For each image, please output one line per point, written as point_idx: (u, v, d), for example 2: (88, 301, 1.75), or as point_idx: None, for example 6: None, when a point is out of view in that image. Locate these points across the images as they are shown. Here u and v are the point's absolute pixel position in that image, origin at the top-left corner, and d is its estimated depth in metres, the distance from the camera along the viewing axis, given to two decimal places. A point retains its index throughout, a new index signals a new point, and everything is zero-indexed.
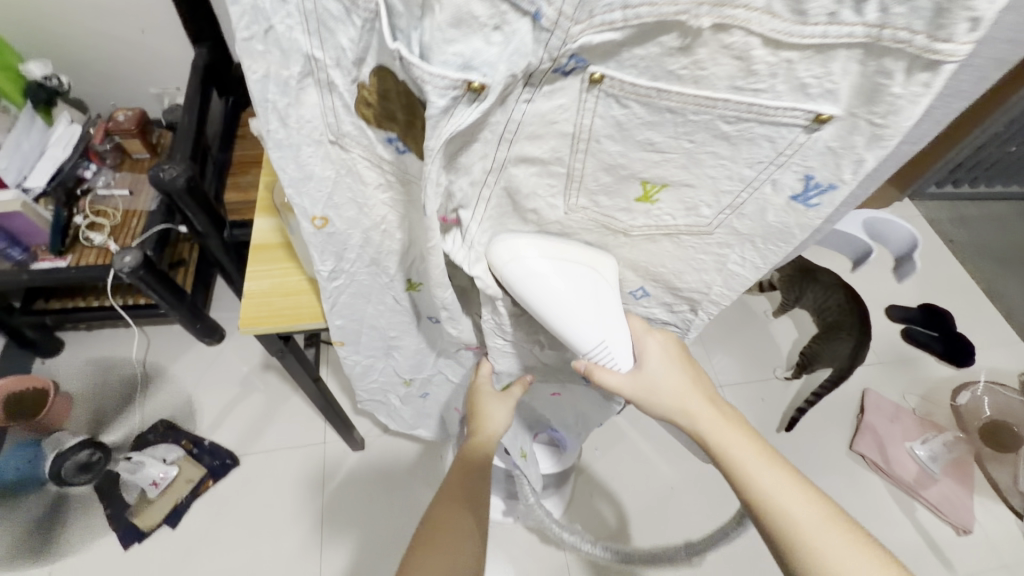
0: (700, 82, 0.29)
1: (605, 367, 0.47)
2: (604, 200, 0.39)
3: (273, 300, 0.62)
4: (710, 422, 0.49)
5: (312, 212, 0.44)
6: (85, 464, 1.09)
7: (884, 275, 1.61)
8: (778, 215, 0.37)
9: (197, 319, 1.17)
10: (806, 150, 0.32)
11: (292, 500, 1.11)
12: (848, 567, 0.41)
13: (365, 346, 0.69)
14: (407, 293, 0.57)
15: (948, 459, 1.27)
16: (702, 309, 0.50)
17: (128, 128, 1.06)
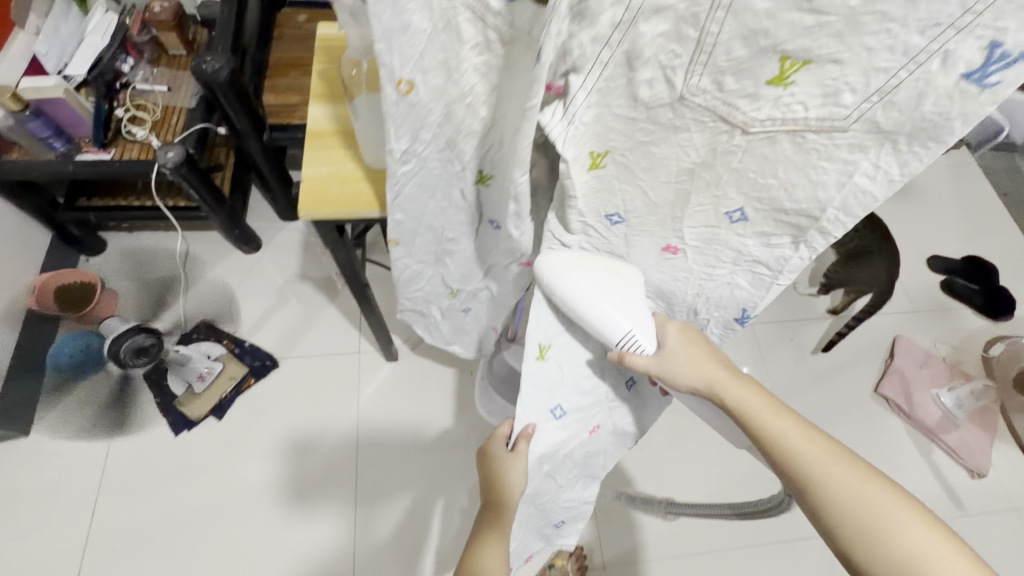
0: None
1: (633, 351, 0.54)
2: (731, 83, 0.37)
3: (331, 188, 0.61)
4: (734, 393, 0.52)
5: (399, 75, 0.42)
6: (142, 348, 1.10)
7: (929, 224, 1.56)
8: (939, 100, 0.34)
9: (235, 225, 1.19)
10: (1001, 6, 0.29)
11: (329, 402, 1.16)
12: (881, 514, 0.45)
13: (418, 251, 0.67)
14: (476, 187, 0.56)
15: (974, 407, 1.27)
16: (805, 241, 0.48)
17: (164, 19, 1.04)
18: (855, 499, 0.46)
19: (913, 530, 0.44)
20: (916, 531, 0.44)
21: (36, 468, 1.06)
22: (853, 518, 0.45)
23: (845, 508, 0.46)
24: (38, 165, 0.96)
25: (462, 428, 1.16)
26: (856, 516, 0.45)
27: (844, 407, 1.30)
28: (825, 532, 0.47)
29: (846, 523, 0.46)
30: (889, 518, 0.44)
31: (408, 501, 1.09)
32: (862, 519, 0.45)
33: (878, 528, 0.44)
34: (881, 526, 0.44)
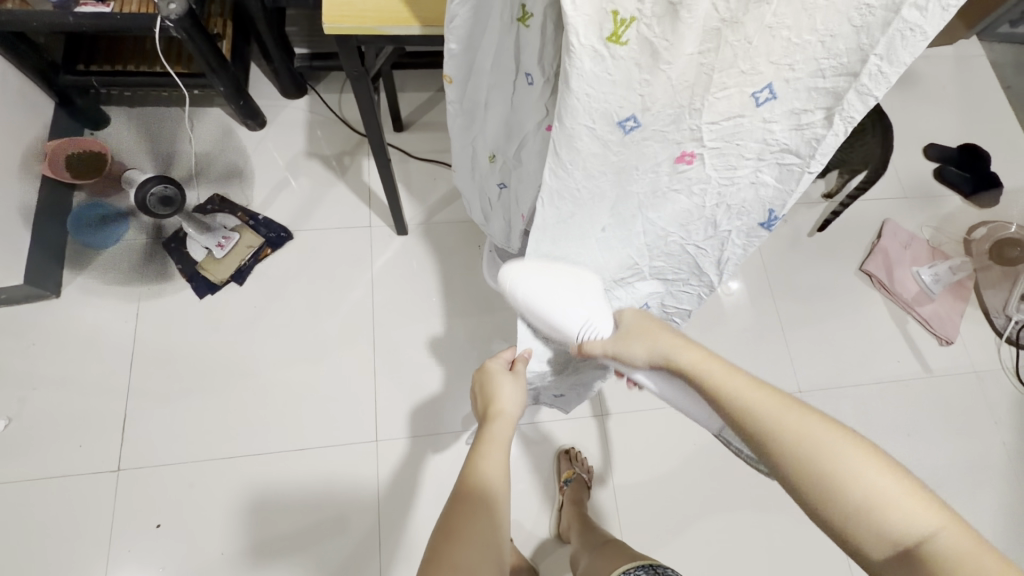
0: None
1: (591, 339, 0.66)
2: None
3: (353, 2, 0.63)
4: (728, 379, 0.55)
5: None
6: (166, 198, 1.18)
7: (929, 114, 1.57)
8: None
9: (240, 96, 1.18)
10: None
11: (343, 272, 1.22)
12: (881, 495, 0.45)
13: (466, 95, 0.68)
14: (517, 26, 0.54)
15: (951, 281, 1.35)
16: (838, 114, 0.49)
17: None
18: (829, 464, 0.47)
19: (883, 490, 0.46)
20: (870, 469, 0.46)
21: (72, 326, 1.13)
22: (832, 487, 0.47)
23: (806, 451, 0.48)
24: (38, 15, 0.95)
25: (471, 297, 1.23)
26: (811, 448, 0.48)
27: (829, 283, 1.38)
28: (796, 492, 0.49)
29: (823, 493, 0.47)
30: (848, 466, 0.47)
31: (420, 360, 1.17)
32: (825, 472, 0.47)
33: (837, 475, 0.47)
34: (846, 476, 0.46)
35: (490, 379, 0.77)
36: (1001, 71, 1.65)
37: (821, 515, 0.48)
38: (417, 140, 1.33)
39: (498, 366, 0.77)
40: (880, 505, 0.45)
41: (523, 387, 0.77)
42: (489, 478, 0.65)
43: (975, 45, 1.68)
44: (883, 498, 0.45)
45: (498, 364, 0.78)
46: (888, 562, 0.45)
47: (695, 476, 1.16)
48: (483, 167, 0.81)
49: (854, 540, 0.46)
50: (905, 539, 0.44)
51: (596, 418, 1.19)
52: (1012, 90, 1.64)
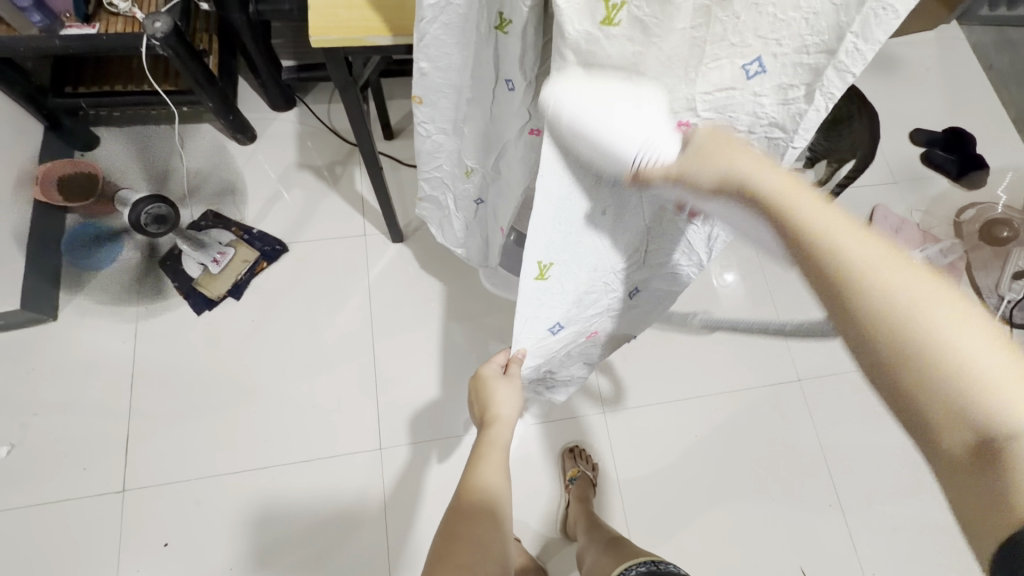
0: None
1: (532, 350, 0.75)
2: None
3: (338, 13, 0.63)
4: (772, 178, 0.43)
5: None
6: (159, 216, 1.15)
7: (914, 99, 1.59)
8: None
9: (229, 110, 1.18)
10: None
11: (340, 282, 1.22)
12: (974, 360, 0.35)
13: (439, 113, 0.70)
14: (495, 34, 0.54)
15: (941, 264, 1.38)
16: (820, 90, 0.45)
17: None
18: (897, 311, 0.37)
19: (969, 349, 0.35)
20: (957, 334, 0.36)
21: (70, 348, 1.12)
22: (900, 350, 0.37)
23: (901, 306, 0.37)
24: (24, 40, 0.95)
25: (468, 301, 1.23)
26: (885, 308, 0.38)
27: None
28: (861, 343, 0.39)
29: (909, 366, 0.36)
30: (934, 333, 0.36)
31: (421, 368, 1.18)
32: (907, 329, 0.37)
33: (918, 332, 0.36)
34: (934, 333, 0.36)
35: (483, 386, 0.76)
36: (982, 53, 1.67)
37: (904, 396, 0.37)
38: (408, 147, 1.34)
39: (491, 371, 0.76)
40: (973, 381, 0.35)
41: (519, 390, 0.76)
42: (487, 486, 0.67)
43: (954, 29, 1.70)
44: (967, 357, 0.35)
45: (490, 369, 0.76)
46: (958, 453, 0.35)
47: (699, 468, 1.17)
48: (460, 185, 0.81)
49: (934, 431, 0.36)
50: (995, 417, 0.34)
51: (599, 415, 1.19)
52: (994, 71, 1.65)
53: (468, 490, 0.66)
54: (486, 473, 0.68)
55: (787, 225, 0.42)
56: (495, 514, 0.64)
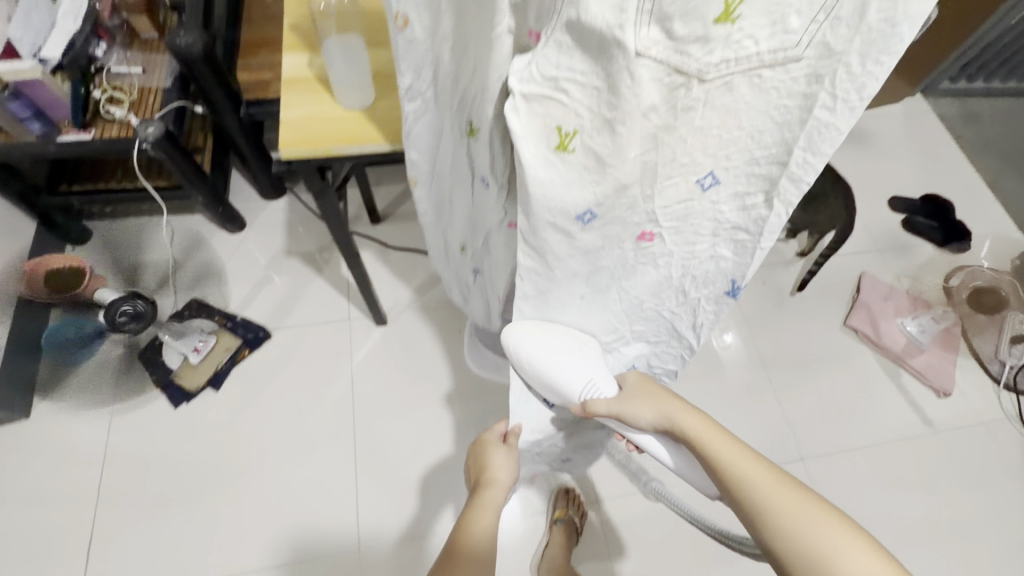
0: None
1: (595, 399, 0.70)
2: (678, 27, 0.38)
3: (312, 127, 0.65)
4: (691, 421, 0.67)
5: (395, 9, 0.51)
6: (137, 313, 1.11)
7: (888, 169, 1.63)
8: (882, 5, 0.36)
9: (218, 202, 1.22)
10: None
11: (323, 368, 1.20)
12: (832, 549, 0.54)
13: (431, 192, 0.72)
14: (466, 140, 0.58)
15: (937, 331, 1.35)
16: (776, 196, 0.51)
17: (135, 4, 1.08)
18: (786, 516, 0.57)
19: (831, 545, 0.54)
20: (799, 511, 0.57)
21: (41, 446, 1.09)
22: (794, 552, 0.55)
23: (755, 489, 0.59)
24: (20, 146, 1.01)
25: (453, 384, 1.20)
26: (777, 516, 0.57)
27: (817, 342, 1.36)
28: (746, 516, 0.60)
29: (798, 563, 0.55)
30: (779, 504, 0.58)
31: (404, 458, 1.13)
32: (794, 531, 0.56)
33: (764, 510, 0.58)
34: (794, 514, 0.57)
35: (485, 448, 0.77)
36: (949, 124, 1.74)
37: None
38: (394, 230, 1.36)
39: (493, 437, 0.78)
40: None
41: (514, 459, 0.76)
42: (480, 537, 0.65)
43: (920, 102, 1.78)
44: (830, 548, 0.54)
45: (494, 433, 0.78)
46: None
47: (703, 564, 1.08)
48: (455, 258, 0.84)
49: None
50: None
51: (592, 504, 1.12)
52: (962, 141, 1.71)
53: (462, 539, 0.65)
54: (479, 523, 0.67)
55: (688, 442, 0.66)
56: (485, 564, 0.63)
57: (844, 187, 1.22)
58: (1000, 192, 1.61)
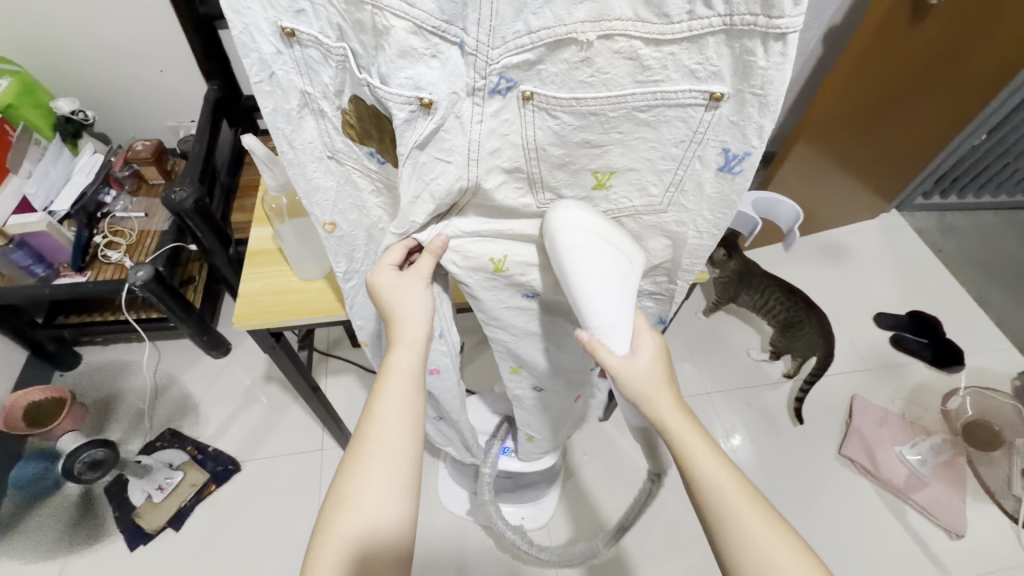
0: (608, 84, 0.37)
1: (606, 345, 0.50)
2: (567, 192, 0.47)
3: (263, 298, 0.69)
4: (670, 414, 0.50)
5: (323, 220, 0.56)
6: (96, 462, 1.14)
7: (871, 285, 1.62)
8: (714, 185, 0.44)
9: (204, 331, 1.23)
10: (716, 125, 0.39)
11: (289, 504, 1.16)
12: None
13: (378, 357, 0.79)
14: None
15: (938, 462, 1.28)
16: (679, 279, 0.56)
17: (145, 157, 1.19)
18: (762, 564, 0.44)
19: None
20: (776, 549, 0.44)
21: None
22: None
23: (736, 514, 0.46)
24: (19, 290, 1.05)
25: (424, 523, 1.14)
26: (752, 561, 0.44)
27: (812, 472, 1.29)
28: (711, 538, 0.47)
29: None
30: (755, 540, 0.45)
31: None
32: None
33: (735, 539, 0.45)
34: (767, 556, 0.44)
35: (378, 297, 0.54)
36: (929, 238, 1.75)
37: None
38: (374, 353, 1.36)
39: (382, 277, 0.54)
40: None
41: (420, 286, 0.54)
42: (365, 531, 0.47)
43: (898, 217, 1.80)
44: None
45: (381, 271, 0.54)
46: None
47: None
48: None
49: None
50: None
51: None
52: (944, 254, 1.72)
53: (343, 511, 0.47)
54: (360, 513, 0.47)
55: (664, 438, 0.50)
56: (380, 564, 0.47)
57: (819, 314, 1.23)
58: (989, 308, 1.60)
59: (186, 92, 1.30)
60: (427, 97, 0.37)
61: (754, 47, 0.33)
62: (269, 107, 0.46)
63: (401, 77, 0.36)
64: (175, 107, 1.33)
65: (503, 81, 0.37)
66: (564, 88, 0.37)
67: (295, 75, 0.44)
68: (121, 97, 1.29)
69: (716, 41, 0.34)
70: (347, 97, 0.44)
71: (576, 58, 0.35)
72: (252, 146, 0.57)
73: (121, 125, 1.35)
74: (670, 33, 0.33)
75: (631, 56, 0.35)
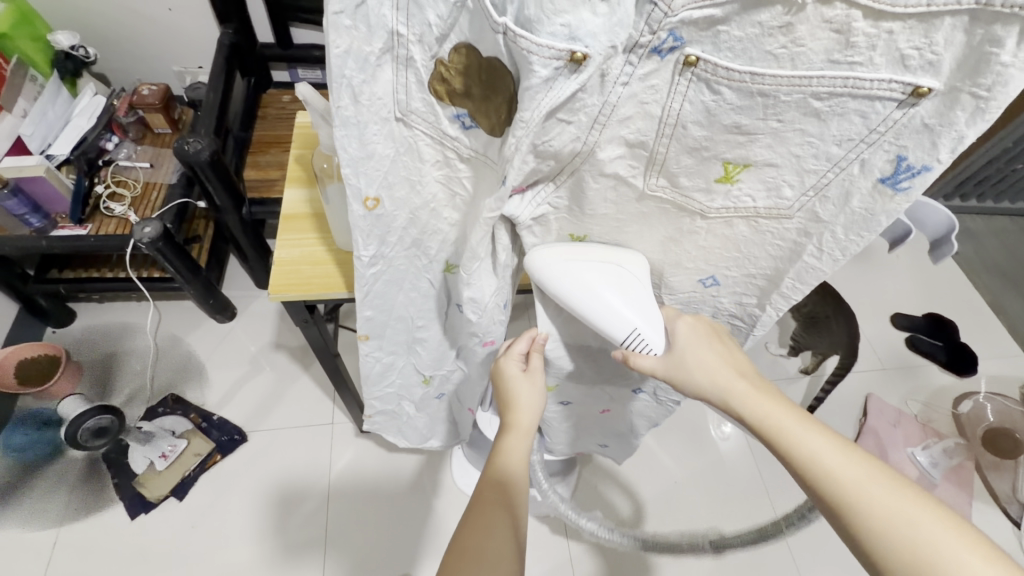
0: (796, 59, 0.32)
1: (639, 352, 0.51)
2: (685, 181, 0.42)
3: (301, 268, 0.64)
4: (743, 395, 0.49)
5: (365, 194, 0.48)
6: (101, 429, 1.10)
7: (890, 285, 1.60)
8: (864, 200, 0.40)
9: (210, 296, 1.16)
10: (901, 127, 0.35)
11: (298, 479, 1.12)
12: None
13: (389, 343, 0.71)
14: (443, 276, 0.61)
15: (948, 465, 1.29)
16: (769, 303, 0.54)
17: (151, 103, 1.10)
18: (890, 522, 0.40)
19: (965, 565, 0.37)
20: (910, 509, 0.40)
21: None
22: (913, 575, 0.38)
23: (839, 476, 0.43)
24: (12, 240, 0.98)
25: (436, 503, 1.11)
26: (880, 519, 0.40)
27: None
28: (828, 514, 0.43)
29: None
30: (872, 501, 0.41)
31: None
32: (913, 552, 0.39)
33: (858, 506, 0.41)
34: (890, 512, 0.40)
35: (501, 382, 0.59)
36: None
37: None
38: None
39: (510, 366, 0.59)
40: None
41: (541, 382, 0.60)
42: (512, 475, 0.53)
43: None
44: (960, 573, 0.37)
45: (507, 361, 0.60)
46: None
47: None
48: (417, 397, 0.82)
49: None
50: None
51: None
52: (961, 257, 1.69)
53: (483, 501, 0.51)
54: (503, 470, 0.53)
55: (739, 421, 0.49)
56: (513, 507, 0.51)
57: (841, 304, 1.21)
58: (1001, 312, 1.59)
59: (195, 33, 1.20)
60: (582, 50, 0.30)
61: (1003, 38, 0.28)
62: (342, 47, 0.38)
63: (556, 24, 0.30)
64: (183, 51, 1.23)
65: (670, 39, 0.32)
66: (742, 57, 0.32)
67: (389, 9, 0.37)
68: (122, 35, 1.18)
69: (953, 24, 0.29)
70: (455, 43, 0.38)
71: (776, 22, 0.30)
72: (308, 98, 0.53)
73: (122, 67, 1.24)
74: (903, 6, 0.28)
75: (841, 28, 0.30)
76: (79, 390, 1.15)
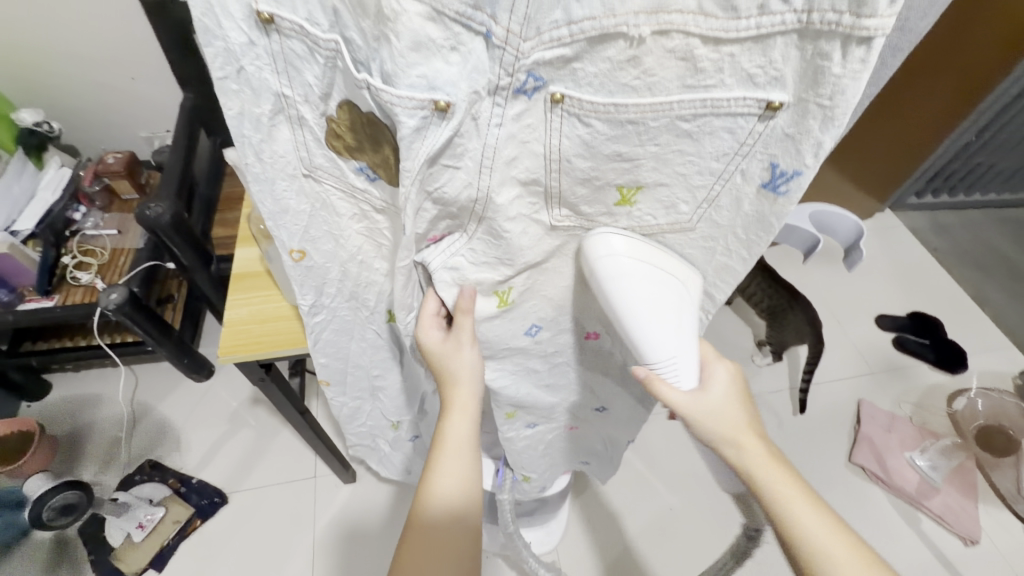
0: (653, 88, 0.34)
1: (664, 380, 0.48)
2: (586, 208, 0.43)
3: (251, 326, 0.64)
4: (756, 458, 0.45)
5: (289, 246, 0.49)
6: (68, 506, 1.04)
7: (870, 287, 1.60)
8: (753, 204, 0.40)
9: (185, 353, 1.13)
10: (766, 138, 0.36)
11: (281, 538, 1.08)
12: None
13: (351, 389, 0.71)
14: (388, 324, 0.61)
15: (948, 467, 1.26)
16: None
17: (116, 170, 1.11)
18: None
19: None
20: None
21: None
22: None
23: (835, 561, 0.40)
24: None
25: None
26: None
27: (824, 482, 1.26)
28: None
29: None
30: None
31: None
32: None
33: None
34: None
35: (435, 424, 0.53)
36: (923, 236, 1.73)
37: None
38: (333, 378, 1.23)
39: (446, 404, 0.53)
40: None
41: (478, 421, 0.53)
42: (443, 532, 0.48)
43: (891, 217, 1.76)
44: None
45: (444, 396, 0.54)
46: None
47: None
48: (389, 438, 0.81)
49: None
50: None
51: None
52: (938, 252, 1.69)
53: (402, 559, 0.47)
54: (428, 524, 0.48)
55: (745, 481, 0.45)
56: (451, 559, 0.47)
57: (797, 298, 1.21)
58: (985, 304, 1.59)
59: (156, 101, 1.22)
60: (444, 99, 0.32)
61: (829, 51, 0.30)
62: (234, 109, 0.39)
63: (412, 76, 0.32)
64: (148, 117, 1.25)
65: (530, 79, 0.33)
66: (602, 91, 0.34)
67: (270, 73, 0.38)
68: (87, 108, 1.21)
69: (786, 42, 0.31)
70: (338, 101, 0.38)
71: (624, 56, 0.32)
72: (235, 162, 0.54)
73: (89, 138, 1.26)
74: (735, 31, 0.30)
75: (685, 56, 0.32)
76: (51, 467, 1.11)
